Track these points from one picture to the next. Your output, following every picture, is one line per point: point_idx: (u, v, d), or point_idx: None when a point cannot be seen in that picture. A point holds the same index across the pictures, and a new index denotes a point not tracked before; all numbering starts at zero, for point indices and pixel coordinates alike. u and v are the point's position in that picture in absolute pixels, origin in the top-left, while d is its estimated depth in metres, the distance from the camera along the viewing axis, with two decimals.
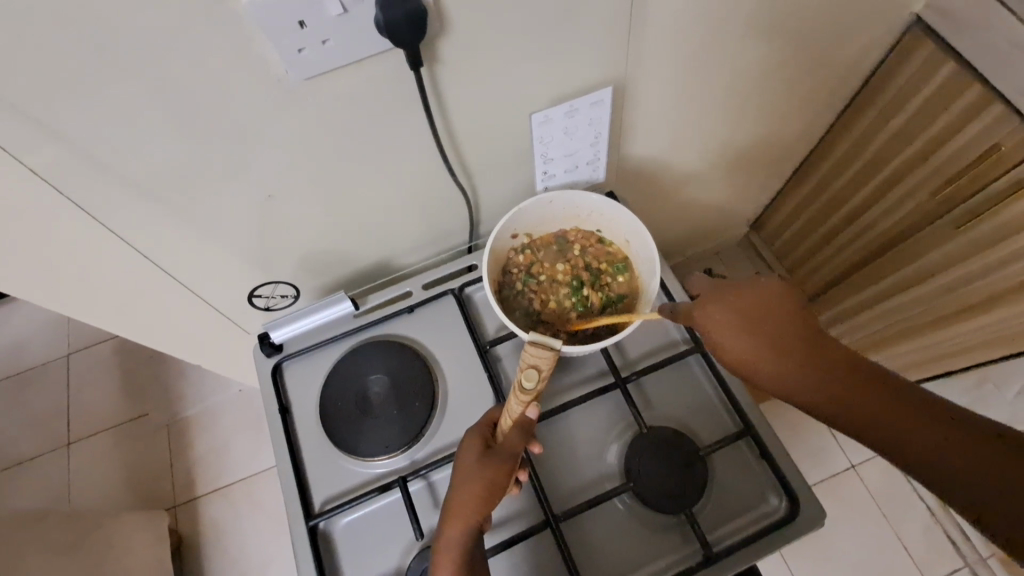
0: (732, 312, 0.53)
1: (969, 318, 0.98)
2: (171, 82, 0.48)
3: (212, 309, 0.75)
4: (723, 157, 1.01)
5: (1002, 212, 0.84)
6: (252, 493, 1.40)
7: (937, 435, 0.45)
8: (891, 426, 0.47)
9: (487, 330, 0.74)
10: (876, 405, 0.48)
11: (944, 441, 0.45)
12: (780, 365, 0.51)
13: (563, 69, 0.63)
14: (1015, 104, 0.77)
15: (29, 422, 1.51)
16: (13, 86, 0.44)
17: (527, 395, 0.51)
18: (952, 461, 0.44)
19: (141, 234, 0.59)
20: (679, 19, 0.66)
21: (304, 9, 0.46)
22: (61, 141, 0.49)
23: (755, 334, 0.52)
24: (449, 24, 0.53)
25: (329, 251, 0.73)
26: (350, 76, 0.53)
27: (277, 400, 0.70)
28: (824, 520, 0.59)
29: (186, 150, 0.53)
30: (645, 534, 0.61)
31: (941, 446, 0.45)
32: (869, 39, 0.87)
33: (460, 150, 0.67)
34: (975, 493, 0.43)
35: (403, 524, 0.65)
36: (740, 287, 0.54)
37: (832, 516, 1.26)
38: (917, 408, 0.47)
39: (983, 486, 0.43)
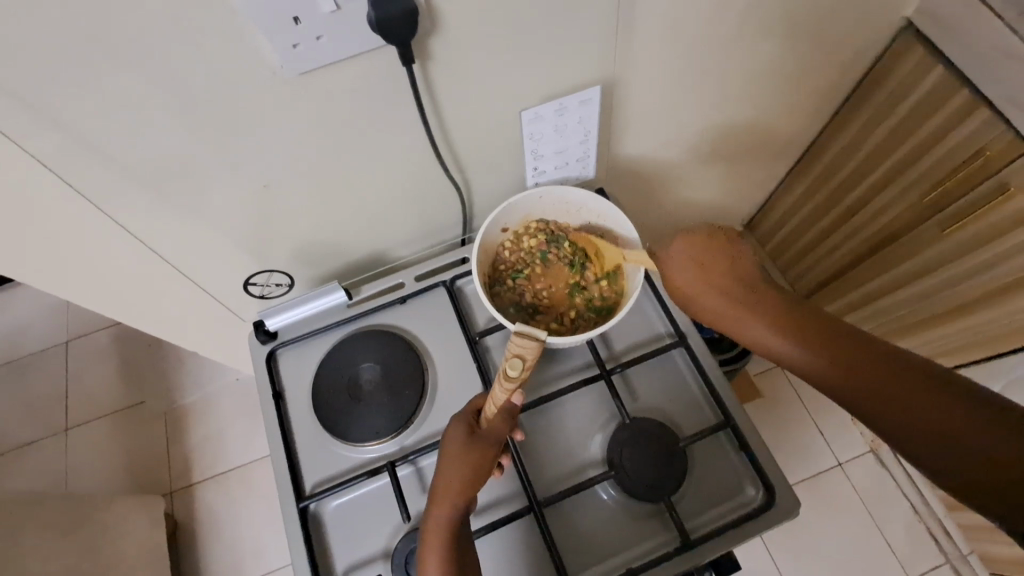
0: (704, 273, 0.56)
1: (954, 319, 1.01)
2: (167, 72, 0.49)
3: (208, 296, 0.76)
4: (716, 156, 1.02)
5: (987, 215, 0.86)
6: (248, 480, 1.42)
7: (907, 388, 0.44)
8: (856, 378, 0.46)
9: (477, 321, 0.76)
10: (841, 357, 0.47)
11: (913, 395, 0.44)
12: (740, 319, 0.53)
13: (553, 66, 0.64)
14: (1000, 109, 0.78)
15: (28, 406, 1.53)
16: (16, 73, 0.45)
17: (512, 383, 0.52)
18: (920, 415, 0.43)
19: (138, 221, 0.61)
20: (668, 20, 0.67)
21: (299, 6, 0.48)
22: (63, 129, 0.50)
23: (717, 289, 0.55)
24: (442, 23, 0.54)
25: (323, 241, 0.75)
26: (347, 71, 0.55)
27: (270, 385, 0.72)
28: (799, 510, 0.61)
29: (181, 138, 0.54)
30: (625, 520, 0.63)
31: (908, 399, 0.44)
32: (859, 43, 0.89)
33: (452, 144, 0.68)
34: (940, 445, 0.42)
35: (391, 508, 0.66)
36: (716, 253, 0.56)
37: (817, 513, 1.28)
38: (888, 362, 0.46)
39: (953, 442, 0.41)
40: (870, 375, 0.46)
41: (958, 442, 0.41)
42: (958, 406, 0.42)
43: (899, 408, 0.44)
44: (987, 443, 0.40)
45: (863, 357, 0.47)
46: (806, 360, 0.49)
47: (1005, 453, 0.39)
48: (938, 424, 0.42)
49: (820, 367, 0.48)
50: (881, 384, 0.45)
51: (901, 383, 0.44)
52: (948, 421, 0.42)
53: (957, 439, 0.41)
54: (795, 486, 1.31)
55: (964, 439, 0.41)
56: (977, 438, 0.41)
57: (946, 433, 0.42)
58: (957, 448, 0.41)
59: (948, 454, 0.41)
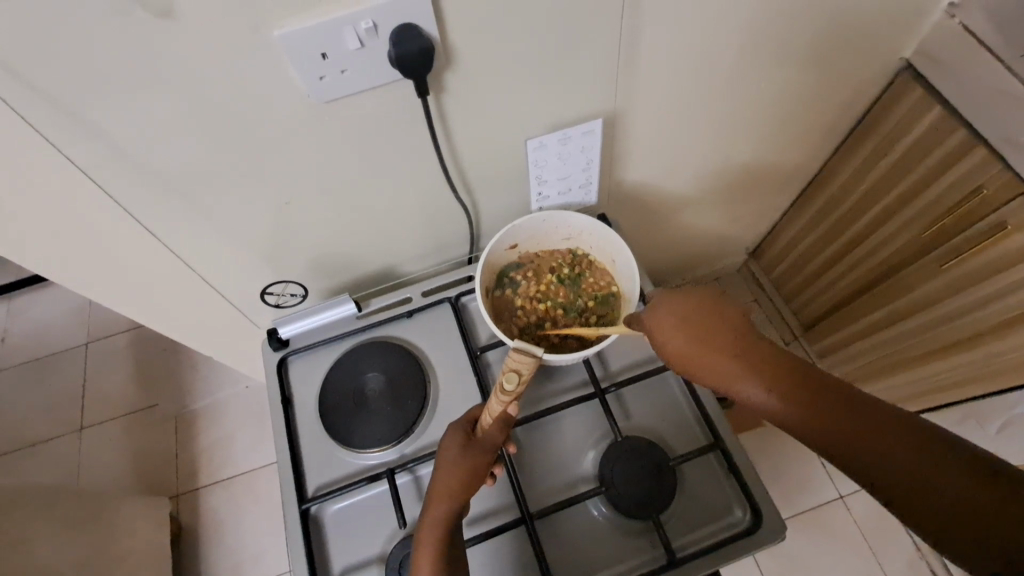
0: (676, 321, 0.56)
1: (955, 353, 1.01)
2: (204, 97, 0.54)
3: (226, 303, 0.81)
4: (717, 185, 1.05)
5: (986, 251, 0.87)
6: (252, 487, 1.45)
7: (907, 450, 0.45)
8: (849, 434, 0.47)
9: (480, 337, 0.79)
10: (836, 413, 0.48)
11: (910, 455, 0.45)
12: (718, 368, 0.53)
13: (558, 98, 0.68)
14: (996, 148, 0.80)
15: (46, 405, 1.58)
16: (72, 97, 0.50)
17: (508, 396, 0.55)
18: (922, 478, 0.44)
19: (169, 230, 0.66)
20: (668, 58, 0.71)
21: (327, 43, 0.52)
22: (106, 144, 0.55)
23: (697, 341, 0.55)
24: (456, 56, 0.59)
25: (336, 255, 0.79)
26: (369, 98, 0.59)
27: (280, 391, 0.76)
28: (784, 534, 0.62)
29: (211, 154, 0.59)
30: (615, 536, 0.65)
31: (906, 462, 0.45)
32: (859, 81, 0.92)
33: (462, 168, 0.73)
34: (938, 505, 0.43)
35: (389, 515, 0.69)
36: (682, 305, 0.57)
37: (817, 545, 1.27)
38: (882, 419, 0.47)
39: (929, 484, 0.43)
40: (863, 434, 0.46)
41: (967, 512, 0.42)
42: (968, 476, 0.43)
43: (899, 467, 0.44)
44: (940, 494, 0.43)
45: (858, 416, 0.47)
46: (799, 417, 0.49)
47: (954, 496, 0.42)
48: (937, 482, 0.43)
49: (811, 423, 0.48)
50: (875, 446, 0.46)
51: (901, 446, 0.45)
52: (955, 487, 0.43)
53: (961, 509, 0.42)
54: (795, 517, 1.30)
55: (967, 506, 0.42)
56: (995, 513, 0.41)
57: (956, 497, 0.42)
58: (957, 518, 0.42)
59: (942, 519, 0.43)
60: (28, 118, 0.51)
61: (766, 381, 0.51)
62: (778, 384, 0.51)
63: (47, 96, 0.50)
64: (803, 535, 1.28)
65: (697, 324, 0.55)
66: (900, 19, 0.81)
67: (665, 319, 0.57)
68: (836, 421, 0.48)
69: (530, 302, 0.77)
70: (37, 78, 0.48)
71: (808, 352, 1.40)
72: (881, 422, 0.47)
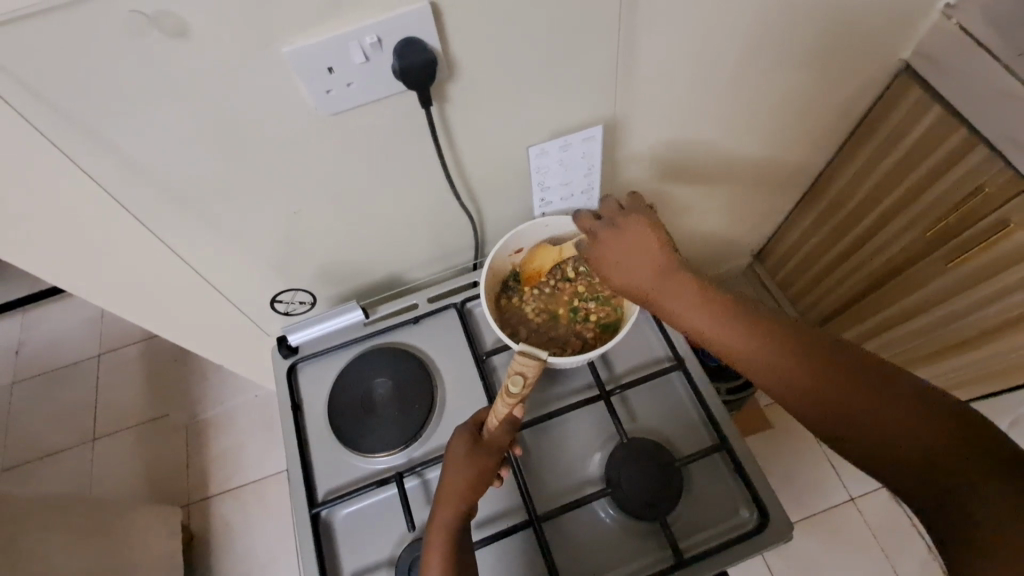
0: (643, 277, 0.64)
1: (968, 350, 1.02)
2: (216, 112, 0.55)
3: (236, 311, 0.82)
4: (720, 189, 1.06)
5: (990, 249, 0.87)
6: (262, 495, 1.46)
7: (870, 396, 0.48)
8: (805, 376, 0.51)
9: (485, 341, 0.80)
10: (806, 363, 0.52)
11: (879, 403, 0.47)
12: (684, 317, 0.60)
13: (559, 106, 0.70)
14: (996, 147, 0.80)
15: (60, 416, 1.60)
16: (89, 115, 0.52)
17: (513, 398, 0.56)
18: (878, 419, 0.47)
19: (181, 240, 0.68)
20: (667, 64, 0.73)
21: (333, 58, 0.54)
22: (122, 159, 0.57)
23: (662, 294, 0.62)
24: (458, 68, 0.60)
25: (344, 263, 0.80)
26: (374, 110, 0.61)
27: (290, 397, 0.77)
28: (791, 534, 0.63)
29: (222, 167, 0.61)
30: (622, 538, 0.65)
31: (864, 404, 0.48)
32: (858, 83, 0.93)
33: (466, 176, 0.74)
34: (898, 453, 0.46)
35: (398, 519, 0.70)
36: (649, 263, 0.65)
37: (829, 548, 1.26)
38: (851, 371, 0.50)
39: (887, 427, 0.46)
40: (830, 383, 0.50)
41: (923, 451, 0.45)
42: (934, 427, 0.45)
43: (867, 415, 0.47)
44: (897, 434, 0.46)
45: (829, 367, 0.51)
46: (770, 367, 0.53)
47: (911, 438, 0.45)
48: (899, 431, 0.46)
49: (770, 366, 0.53)
50: (841, 395, 0.49)
51: (867, 396, 0.48)
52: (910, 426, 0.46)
53: (919, 458, 0.45)
54: (805, 519, 1.29)
55: (926, 453, 0.45)
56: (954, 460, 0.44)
57: (920, 444, 0.45)
58: (911, 464, 0.45)
59: (900, 466, 0.46)
60: (48, 135, 0.53)
61: (733, 331, 0.56)
62: (745, 333, 0.55)
63: (64, 114, 0.51)
64: (813, 538, 1.27)
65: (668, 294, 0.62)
66: (896, 22, 0.82)
67: (639, 283, 0.64)
68: (803, 374, 0.51)
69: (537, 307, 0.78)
70: (58, 97, 0.50)
71: None
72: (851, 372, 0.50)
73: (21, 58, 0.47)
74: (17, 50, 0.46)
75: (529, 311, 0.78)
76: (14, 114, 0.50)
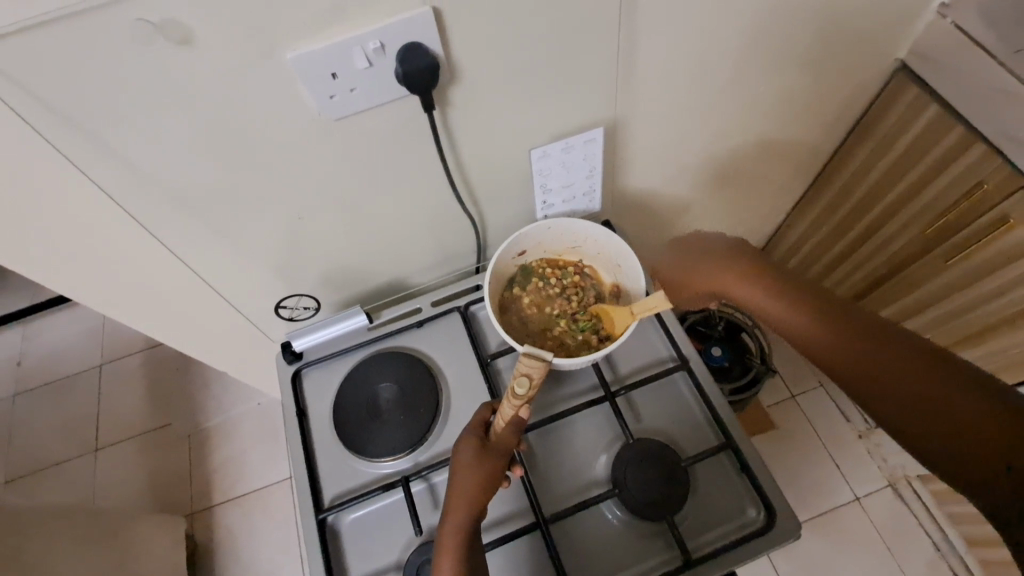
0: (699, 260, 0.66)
1: (975, 345, 1.02)
2: (220, 118, 0.56)
3: (240, 317, 0.82)
4: (720, 189, 1.07)
5: (991, 246, 0.87)
6: (266, 503, 1.45)
7: (918, 369, 0.47)
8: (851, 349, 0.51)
9: (489, 344, 0.80)
10: (839, 329, 0.52)
11: (921, 373, 0.47)
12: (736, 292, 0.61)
13: (560, 109, 0.70)
14: (994, 143, 0.81)
15: (62, 426, 1.60)
16: (96, 123, 0.53)
17: (520, 400, 0.56)
18: (925, 395, 0.46)
19: (187, 247, 0.68)
20: (667, 66, 0.73)
21: (336, 63, 0.55)
22: (127, 165, 0.57)
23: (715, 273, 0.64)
24: (459, 72, 0.61)
25: (348, 268, 0.81)
26: (377, 115, 0.61)
27: (295, 403, 0.77)
28: (799, 532, 0.63)
29: (226, 173, 0.61)
30: (630, 539, 0.65)
31: (907, 378, 0.47)
32: (855, 83, 0.93)
33: (468, 180, 0.74)
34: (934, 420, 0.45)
35: (405, 524, 0.69)
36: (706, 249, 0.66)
37: (836, 548, 1.25)
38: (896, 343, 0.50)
39: (929, 402, 0.46)
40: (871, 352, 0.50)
41: (963, 428, 0.44)
42: (975, 401, 0.44)
43: (909, 382, 0.47)
44: (938, 410, 0.45)
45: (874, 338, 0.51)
46: (808, 335, 0.54)
47: (952, 412, 0.45)
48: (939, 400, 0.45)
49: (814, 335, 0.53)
50: (880, 362, 0.49)
51: (912, 371, 0.47)
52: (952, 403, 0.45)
53: (956, 428, 0.44)
54: (812, 519, 1.29)
55: (952, 419, 0.44)
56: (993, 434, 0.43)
57: (958, 417, 0.44)
58: (947, 433, 0.44)
59: (931, 434, 0.45)
60: (55, 144, 0.53)
61: (780, 304, 0.57)
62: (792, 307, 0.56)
63: (72, 122, 0.52)
64: (820, 539, 1.27)
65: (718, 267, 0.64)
66: (893, 21, 0.82)
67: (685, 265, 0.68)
68: (846, 340, 0.51)
69: (536, 304, 0.78)
70: (65, 105, 0.50)
71: None
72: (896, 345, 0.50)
73: (27, 67, 0.47)
74: (24, 58, 0.47)
75: (528, 307, 0.78)
76: (20, 122, 0.51)
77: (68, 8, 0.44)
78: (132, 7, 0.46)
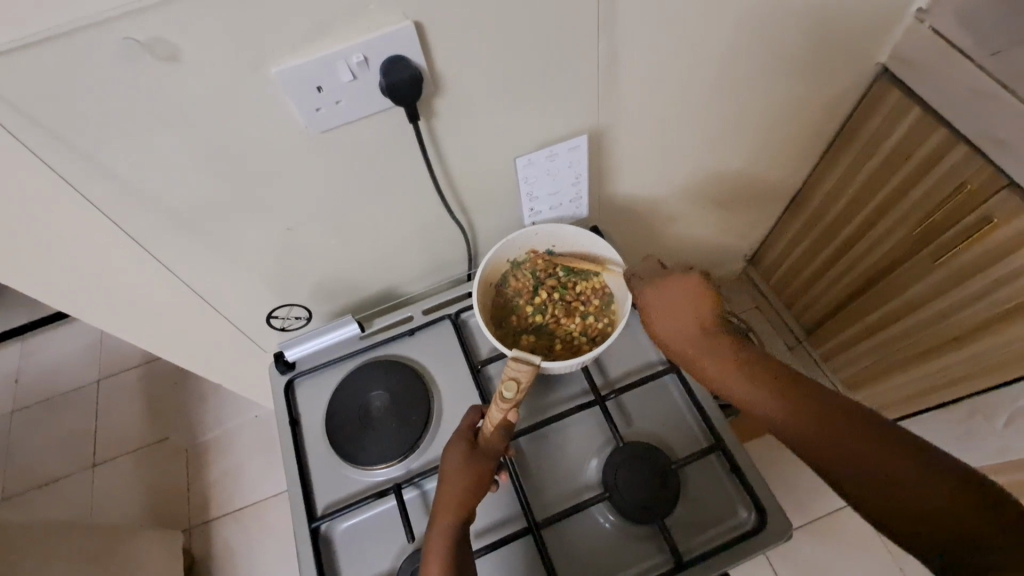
0: (676, 317, 0.66)
1: (954, 349, 1.00)
2: (209, 133, 0.57)
3: (234, 328, 0.83)
4: (708, 194, 1.08)
5: (976, 246, 0.88)
6: (264, 517, 1.44)
7: (869, 444, 0.48)
8: (811, 425, 0.51)
9: (481, 351, 0.81)
10: (794, 405, 0.53)
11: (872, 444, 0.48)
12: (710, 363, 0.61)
13: (544, 117, 0.72)
14: (976, 144, 0.82)
15: (60, 442, 1.60)
16: (87, 140, 0.54)
17: (507, 404, 0.57)
18: (875, 465, 0.47)
19: (178, 259, 0.69)
20: (650, 73, 0.75)
21: (322, 77, 0.56)
22: (118, 181, 0.58)
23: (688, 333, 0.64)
24: (443, 83, 0.62)
25: (339, 278, 0.82)
26: (364, 126, 0.62)
27: (288, 413, 0.77)
28: (790, 532, 0.63)
29: (216, 186, 0.62)
30: (622, 542, 0.65)
31: (853, 447, 0.49)
32: (838, 87, 0.95)
33: (456, 189, 0.76)
34: (876, 489, 0.46)
35: (398, 532, 0.70)
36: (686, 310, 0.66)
37: (836, 551, 1.25)
38: (845, 412, 0.51)
39: (875, 465, 0.47)
40: (825, 425, 0.50)
41: (904, 488, 0.45)
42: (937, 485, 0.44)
43: (859, 457, 0.48)
44: (885, 476, 0.46)
45: (830, 412, 0.51)
46: (762, 403, 0.55)
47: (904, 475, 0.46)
48: (878, 467, 0.47)
49: (774, 409, 0.54)
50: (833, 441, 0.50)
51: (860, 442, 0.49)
52: (896, 470, 0.46)
53: (899, 489, 0.45)
54: (811, 523, 1.28)
55: (896, 482, 0.46)
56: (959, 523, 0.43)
57: (904, 495, 0.45)
58: (891, 504, 0.46)
59: (870, 490, 0.47)
60: (48, 161, 0.54)
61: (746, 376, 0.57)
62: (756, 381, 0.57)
63: (66, 140, 0.53)
64: (821, 543, 1.26)
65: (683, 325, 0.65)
66: (870, 27, 0.84)
67: (664, 323, 0.66)
68: (798, 415, 0.52)
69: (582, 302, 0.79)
70: (59, 123, 0.52)
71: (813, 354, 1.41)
72: (853, 417, 0.50)
73: (20, 86, 0.48)
74: (16, 78, 0.48)
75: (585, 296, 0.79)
76: (16, 141, 0.52)
77: (61, 29, 0.46)
78: (121, 26, 0.47)
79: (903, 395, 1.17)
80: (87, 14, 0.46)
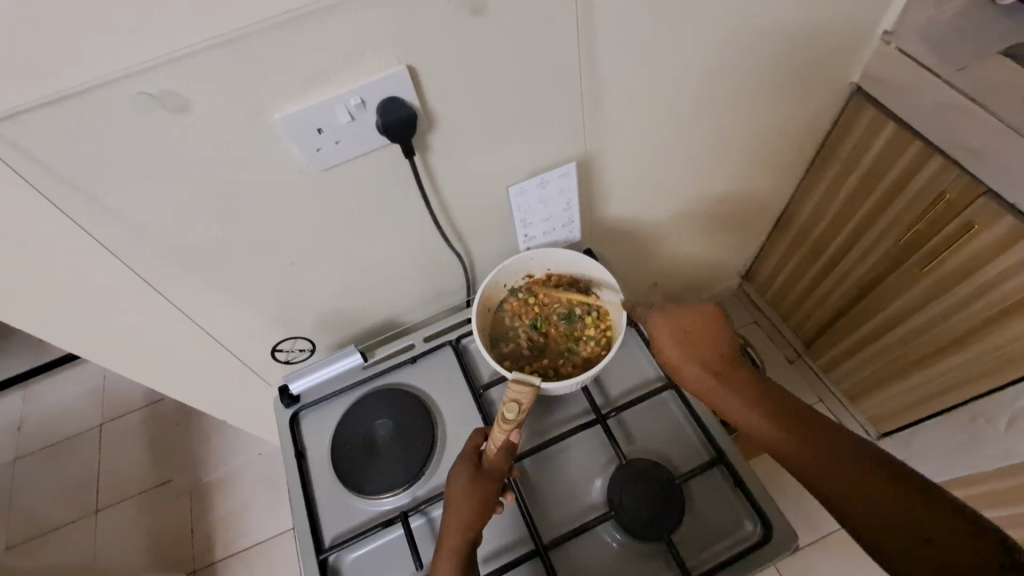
0: (684, 344, 0.67)
1: (950, 355, 1.01)
2: (217, 176, 0.60)
3: (239, 363, 0.85)
4: (698, 213, 1.11)
5: (959, 253, 0.90)
6: (269, 557, 1.42)
7: (871, 481, 0.53)
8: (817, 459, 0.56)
9: (482, 375, 0.82)
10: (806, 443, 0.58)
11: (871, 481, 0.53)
12: (722, 395, 0.64)
13: (533, 148, 0.75)
14: (951, 155, 0.85)
15: (62, 489, 1.58)
16: (101, 187, 0.56)
17: (510, 424, 0.59)
18: (877, 499, 0.52)
19: (185, 297, 0.71)
20: (633, 101, 0.78)
21: (321, 119, 0.59)
22: (130, 224, 0.61)
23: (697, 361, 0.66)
24: (436, 119, 0.65)
25: (342, 310, 0.84)
26: (361, 163, 0.65)
27: (293, 445, 0.78)
28: (796, 544, 0.63)
29: (222, 226, 0.65)
30: (630, 562, 0.65)
31: (858, 483, 0.54)
32: (815, 106, 0.99)
33: (453, 219, 0.78)
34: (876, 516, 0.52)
35: (406, 560, 0.70)
36: (696, 333, 0.68)
37: (850, 566, 1.23)
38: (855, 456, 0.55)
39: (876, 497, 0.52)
40: (835, 464, 0.55)
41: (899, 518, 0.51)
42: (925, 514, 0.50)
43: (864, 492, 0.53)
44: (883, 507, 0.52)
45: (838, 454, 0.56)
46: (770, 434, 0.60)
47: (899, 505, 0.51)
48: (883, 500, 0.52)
49: (784, 441, 0.59)
50: (839, 476, 0.55)
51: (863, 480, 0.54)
52: (892, 504, 0.52)
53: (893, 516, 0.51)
54: (824, 538, 1.27)
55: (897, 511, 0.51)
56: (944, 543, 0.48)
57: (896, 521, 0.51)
58: (887, 530, 0.51)
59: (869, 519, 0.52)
60: (62, 208, 0.57)
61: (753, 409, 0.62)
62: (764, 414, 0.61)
63: (79, 187, 0.56)
64: (834, 558, 1.24)
65: (694, 339, 0.67)
66: (839, 50, 0.89)
67: (671, 349, 0.68)
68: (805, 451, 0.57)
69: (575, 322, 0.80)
70: (73, 173, 0.54)
71: (813, 366, 1.42)
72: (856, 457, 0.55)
73: (39, 141, 0.51)
74: (35, 132, 0.51)
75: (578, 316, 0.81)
76: (34, 191, 0.55)
77: (77, 87, 0.49)
78: (134, 82, 0.51)
79: (904, 403, 1.17)
80: (102, 73, 0.49)
